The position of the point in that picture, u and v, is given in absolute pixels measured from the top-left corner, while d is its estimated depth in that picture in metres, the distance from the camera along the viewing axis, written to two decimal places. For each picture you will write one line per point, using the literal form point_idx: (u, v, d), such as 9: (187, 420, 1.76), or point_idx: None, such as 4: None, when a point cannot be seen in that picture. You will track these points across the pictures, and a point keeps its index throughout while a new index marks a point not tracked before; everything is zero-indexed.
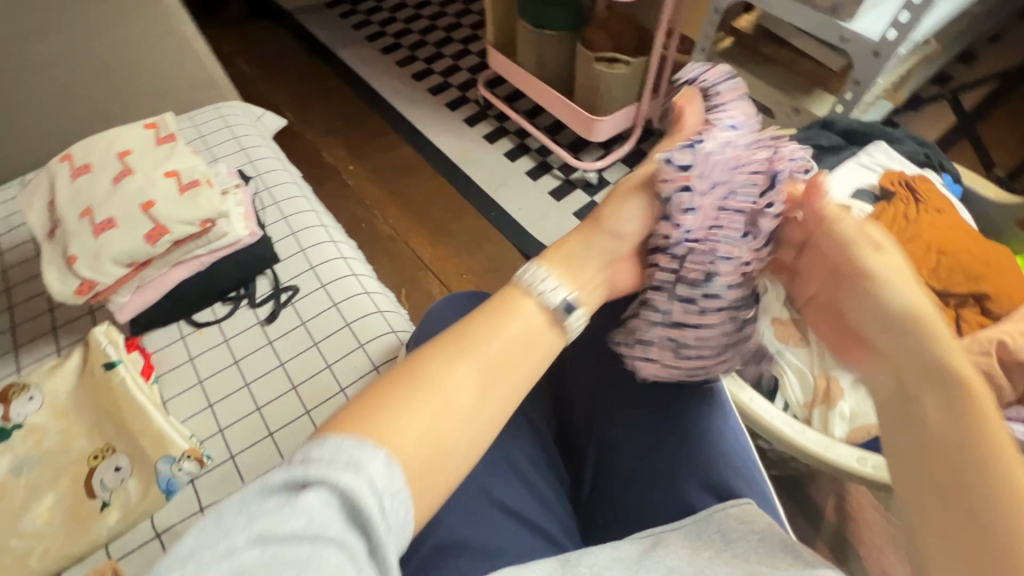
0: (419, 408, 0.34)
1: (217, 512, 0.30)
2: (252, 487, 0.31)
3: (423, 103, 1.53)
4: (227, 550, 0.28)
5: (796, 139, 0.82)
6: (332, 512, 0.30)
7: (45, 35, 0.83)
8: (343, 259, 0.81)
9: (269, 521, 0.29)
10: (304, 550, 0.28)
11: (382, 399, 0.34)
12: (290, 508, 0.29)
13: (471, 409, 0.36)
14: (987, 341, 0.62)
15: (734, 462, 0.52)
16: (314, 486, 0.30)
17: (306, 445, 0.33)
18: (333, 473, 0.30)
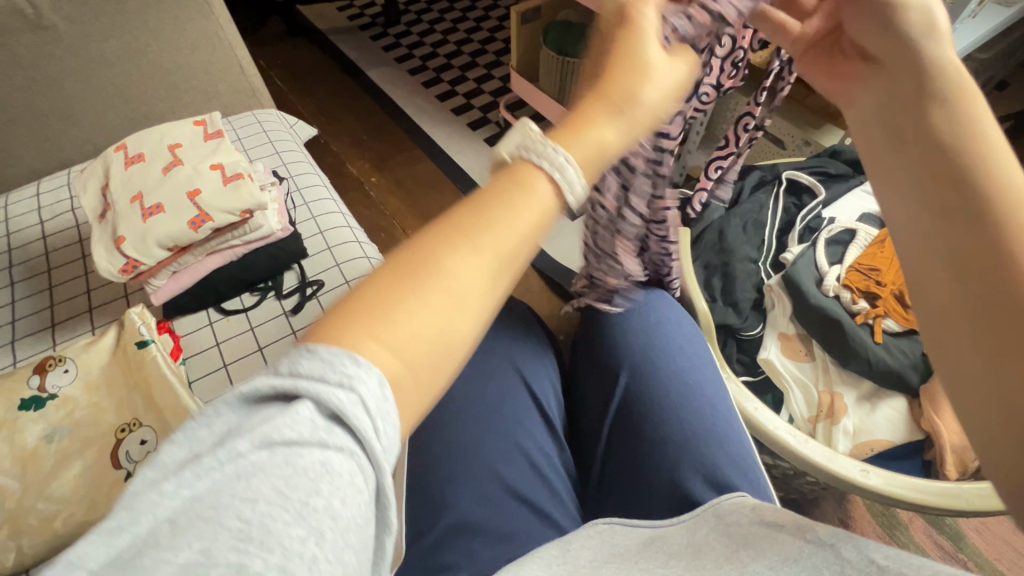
0: (417, 314, 0.29)
1: (208, 413, 0.27)
2: (234, 390, 0.27)
3: (446, 122, 1.60)
4: (217, 458, 0.25)
5: (805, 165, 0.87)
6: (331, 427, 0.26)
7: (105, 39, 0.89)
8: (367, 259, 0.84)
9: (268, 431, 0.25)
10: (309, 463, 0.25)
11: (370, 305, 0.29)
12: (285, 416, 0.26)
13: (477, 308, 0.31)
14: None
15: (736, 458, 0.55)
16: (298, 401, 0.26)
17: (293, 351, 0.28)
18: (321, 390, 0.26)
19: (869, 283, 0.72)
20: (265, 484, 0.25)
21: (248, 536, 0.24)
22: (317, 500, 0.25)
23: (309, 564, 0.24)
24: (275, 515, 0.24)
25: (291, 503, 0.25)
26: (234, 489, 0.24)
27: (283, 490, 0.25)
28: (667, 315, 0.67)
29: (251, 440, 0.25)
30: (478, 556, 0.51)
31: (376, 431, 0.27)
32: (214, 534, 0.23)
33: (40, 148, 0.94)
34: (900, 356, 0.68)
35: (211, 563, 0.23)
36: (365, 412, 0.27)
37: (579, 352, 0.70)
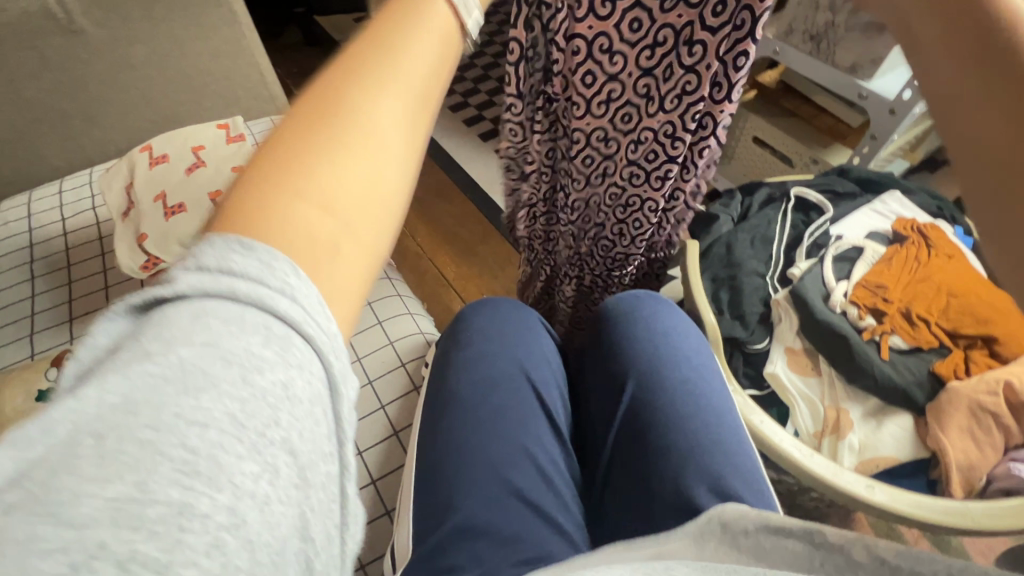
0: (339, 167, 0.29)
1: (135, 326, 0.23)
2: (159, 295, 0.23)
3: (458, 132, 1.62)
4: (155, 364, 0.21)
5: (813, 182, 0.88)
6: (290, 336, 0.23)
7: (132, 44, 0.91)
8: None
9: (214, 339, 0.22)
10: (269, 381, 0.22)
11: (284, 161, 0.29)
12: (229, 327, 0.23)
13: (399, 159, 0.32)
14: (995, 380, 0.65)
15: (741, 469, 0.56)
16: (225, 298, 0.23)
17: (209, 241, 0.25)
18: (272, 294, 0.24)
19: (876, 300, 0.72)
20: (219, 405, 0.21)
21: (195, 468, 0.20)
22: (278, 432, 0.22)
23: (266, 508, 0.20)
24: (229, 445, 0.20)
25: (247, 431, 0.21)
26: (179, 406, 0.21)
27: (239, 415, 0.21)
28: (674, 324, 0.69)
29: (192, 343, 0.22)
30: (484, 560, 0.51)
31: (336, 352, 0.25)
32: (150, 466, 0.19)
33: (64, 148, 0.96)
34: (906, 373, 0.68)
35: (145, 502, 0.18)
36: (320, 325, 0.25)
37: (586, 360, 0.71)
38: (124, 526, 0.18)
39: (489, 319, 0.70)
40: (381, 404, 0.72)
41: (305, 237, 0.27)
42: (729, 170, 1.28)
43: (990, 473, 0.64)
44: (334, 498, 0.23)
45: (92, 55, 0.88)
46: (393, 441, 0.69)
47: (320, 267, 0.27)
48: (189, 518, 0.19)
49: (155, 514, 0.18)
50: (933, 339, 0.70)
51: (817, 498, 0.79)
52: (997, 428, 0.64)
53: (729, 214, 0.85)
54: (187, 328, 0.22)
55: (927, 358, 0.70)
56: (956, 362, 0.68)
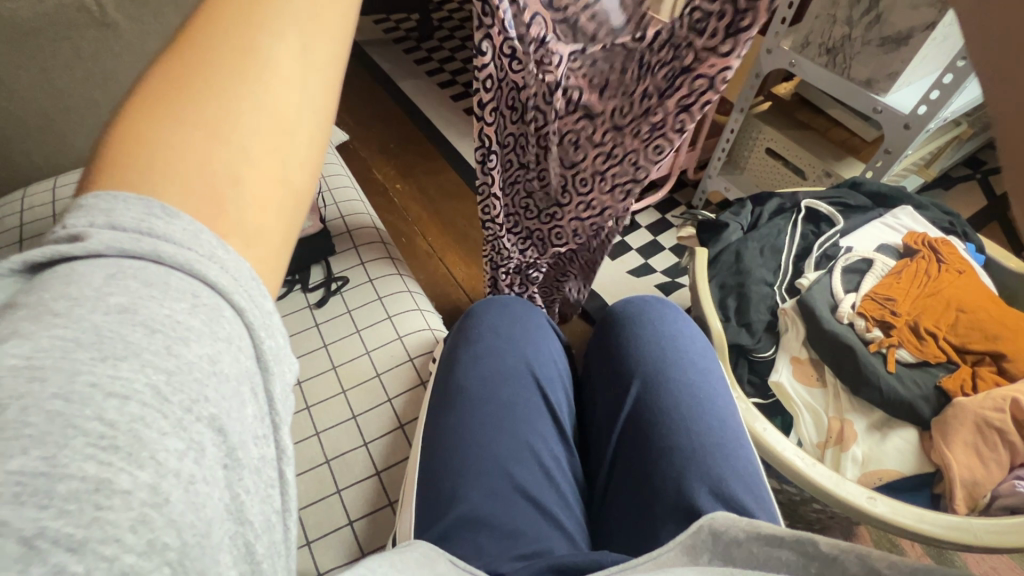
0: (230, 99, 0.30)
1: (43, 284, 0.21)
2: (70, 252, 0.22)
3: (472, 134, 1.64)
4: (66, 328, 0.20)
5: (824, 195, 0.88)
6: (222, 309, 0.23)
7: (160, 38, 0.94)
8: (391, 260, 0.87)
9: (135, 305, 0.21)
10: (195, 355, 0.21)
11: (169, 97, 0.29)
12: (154, 293, 0.22)
13: (298, 88, 0.32)
14: (1002, 397, 0.64)
15: (744, 475, 0.56)
16: (133, 259, 0.23)
17: (100, 200, 0.24)
18: (201, 261, 0.24)
19: (884, 313, 0.72)
20: (140, 375, 0.20)
21: (112, 443, 0.18)
22: (207, 409, 0.21)
23: (191, 488, 0.19)
24: (151, 420, 0.19)
25: (172, 406, 0.20)
26: (93, 373, 0.19)
27: (162, 387, 0.20)
28: (680, 330, 0.69)
29: (108, 306, 0.21)
30: (485, 551, 0.52)
31: (267, 330, 0.25)
32: (60, 440, 0.17)
33: (89, 136, 0.98)
34: (912, 387, 0.68)
35: (56, 477, 0.17)
36: (253, 299, 0.24)
37: (591, 362, 0.72)
38: (29, 503, 0.16)
39: (497, 316, 0.71)
40: (388, 398, 0.73)
41: (202, 167, 0.28)
42: (740, 180, 1.28)
43: (995, 491, 0.63)
44: (270, 482, 0.23)
45: (123, 48, 0.91)
46: (398, 434, 0.71)
47: (222, 199, 0.28)
48: (106, 494, 0.17)
49: (67, 490, 0.17)
50: (940, 354, 0.70)
51: (819, 510, 0.79)
52: (1003, 445, 0.63)
53: (739, 222, 0.85)
54: (105, 290, 0.21)
55: (934, 372, 0.70)
56: (963, 378, 0.68)
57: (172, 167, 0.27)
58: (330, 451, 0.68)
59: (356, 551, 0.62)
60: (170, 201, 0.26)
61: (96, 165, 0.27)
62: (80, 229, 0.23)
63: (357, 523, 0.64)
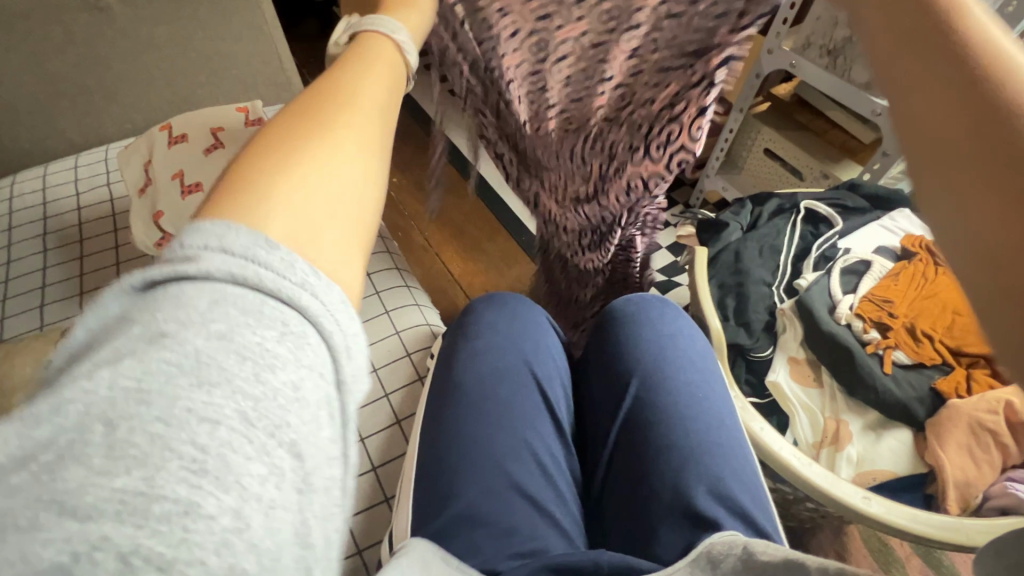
0: (336, 151, 0.31)
1: (142, 312, 0.22)
2: (182, 275, 0.22)
3: None
4: (172, 352, 0.21)
5: (823, 196, 0.88)
6: (307, 336, 0.23)
7: (156, 24, 0.92)
8: (389, 254, 0.86)
9: (234, 332, 0.22)
10: (280, 381, 0.22)
11: (277, 143, 0.30)
12: (254, 320, 0.22)
13: (375, 136, 0.33)
14: (995, 399, 0.65)
15: (742, 473, 0.56)
16: (237, 288, 0.23)
17: (207, 227, 0.24)
18: (291, 288, 0.23)
19: (881, 315, 0.73)
20: (230, 402, 0.20)
21: (202, 467, 0.19)
22: (289, 434, 0.21)
23: (269, 513, 0.20)
24: (238, 445, 0.20)
25: (256, 430, 0.21)
26: (192, 399, 0.20)
27: (249, 413, 0.21)
28: (680, 328, 0.69)
29: (204, 334, 0.21)
30: (482, 549, 0.52)
31: (347, 353, 0.24)
32: (158, 463, 0.19)
33: (82, 123, 0.96)
34: (907, 388, 0.69)
35: (152, 498, 0.18)
36: (340, 323, 0.24)
37: (590, 358, 0.72)
38: (128, 522, 0.17)
39: (497, 313, 0.70)
40: (385, 392, 0.73)
41: (309, 211, 0.28)
42: (738, 181, 1.29)
43: (986, 492, 0.64)
44: (337, 502, 0.23)
45: (116, 34, 0.89)
46: (395, 430, 0.70)
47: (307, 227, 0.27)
48: (193, 518, 0.18)
49: (161, 510, 0.18)
50: (936, 356, 0.70)
51: (811, 509, 0.79)
52: (994, 446, 0.65)
53: (738, 222, 0.86)
54: (208, 317, 0.22)
55: (929, 374, 0.70)
56: (958, 381, 0.68)
57: (284, 205, 0.27)
58: None
59: (352, 547, 0.61)
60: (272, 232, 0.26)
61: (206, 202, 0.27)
62: (195, 252, 0.23)
63: (352, 519, 0.63)
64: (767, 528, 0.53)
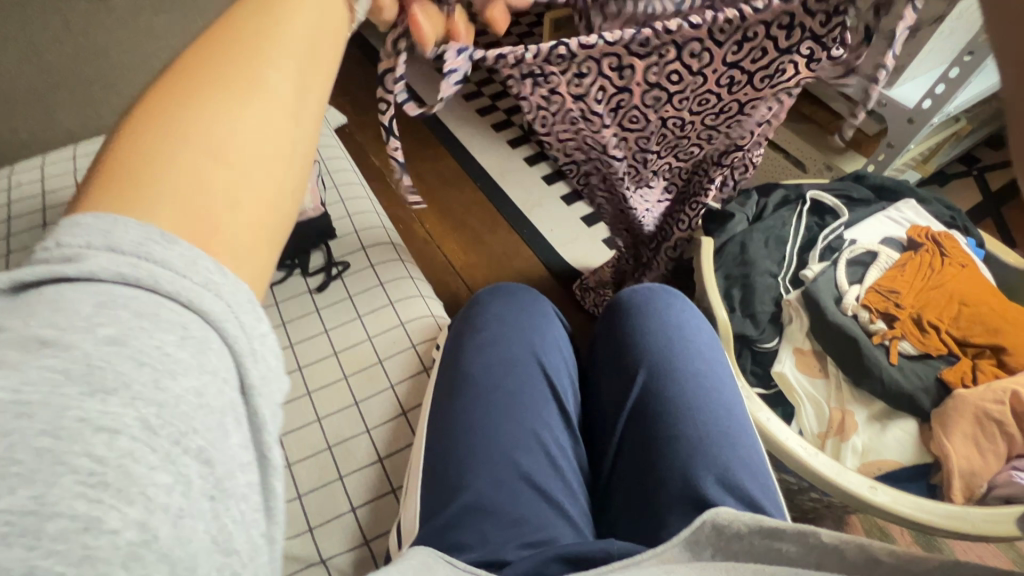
0: (225, 131, 0.32)
1: (42, 311, 0.23)
2: (70, 276, 0.24)
3: (472, 120, 1.61)
4: (58, 357, 0.21)
5: (829, 187, 0.88)
6: (208, 340, 0.24)
7: (155, 12, 0.91)
8: (393, 245, 0.85)
9: (125, 336, 0.23)
10: (181, 388, 0.23)
11: (169, 121, 0.31)
12: (144, 319, 0.24)
13: (283, 115, 0.34)
14: (1002, 389, 0.65)
15: (750, 462, 0.57)
16: (124, 282, 0.24)
17: (84, 220, 0.25)
18: (196, 290, 0.25)
19: (888, 305, 0.72)
20: (129, 410, 0.21)
21: (102, 480, 0.20)
22: (194, 442, 0.22)
23: (178, 522, 0.20)
24: (140, 455, 0.21)
25: (160, 439, 0.21)
26: (83, 409, 0.20)
27: (151, 421, 0.21)
28: (687, 318, 0.69)
29: (106, 330, 0.23)
30: (491, 539, 0.52)
31: (252, 355, 0.26)
32: (49, 478, 0.19)
33: (80, 113, 0.95)
34: (913, 378, 0.69)
35: (45, 516, 0.18)
36: (244, 326, 0.26)
37: (598, 349, 0.72)
38: (16, 544, 0.17)
39: (503, 303, 0.70)
40: (391, 383, 0.72)
41: (202, 199, 0.29)
42: None
43: (991, 481, 0.65)
44: (258, 506, 0.24)
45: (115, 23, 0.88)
46: (400, 421, 0.70)
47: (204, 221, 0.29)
48: (96, 534, 0.18)
49: (57, 528, 0.18)
50: (943, 346, 0.70)
51: (815, 499, 0.80)
52: (1001, 436, 0.65)
53: (744, 213, 0.85)
54: (95, 320, 0.23)
55: (935, 364, 0.70)
56: (964, 371, 0.69)
57: (183, 199, 0.29)
58: (331, 436, 0.68)
59: (358, 538, 0.61)
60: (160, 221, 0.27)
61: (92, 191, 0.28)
62: (76, 251, 0.24)
63: (359, 510, 0.63)
64: (775, 517, 0.53)
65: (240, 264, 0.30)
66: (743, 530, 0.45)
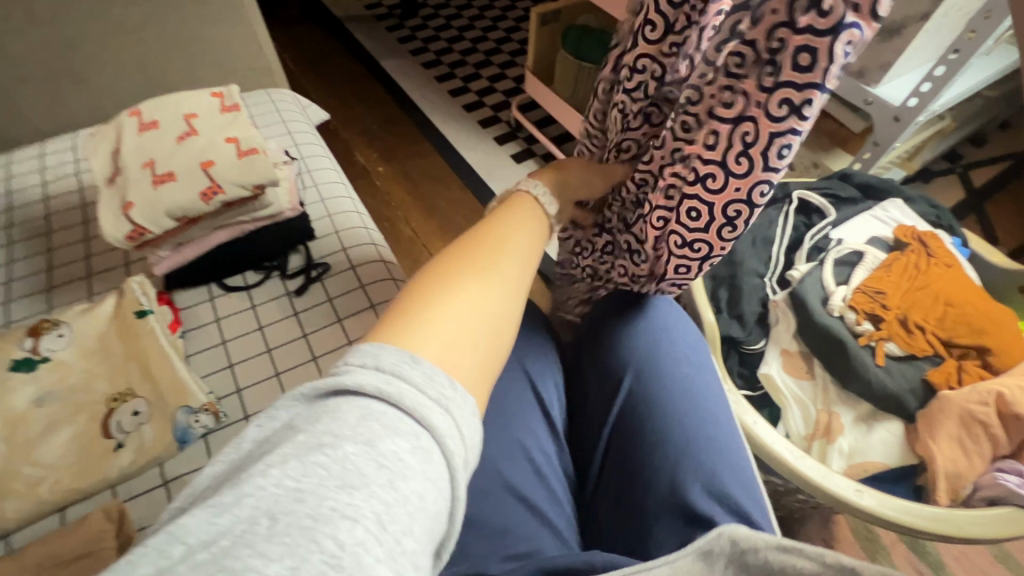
0: (474, 284, 0.38)
1: (307, 425, 0.28)
2: (347, 393, 0.29)
3: (457, 116, 1.58)
4: (326, 456, 0.27)
5: (816, 186, 0.87)
6: (431, 450, 0.29)
7: (125, 4, 0.87)
8: (373, 245, 0.82)
9: (376, 440, 0.28)
10: (408, 489, 0.27)
11: (429, 278, 0.39)
12: (401, 435, 0.29)
13: (515, 267, 0.42)
14: (987, 391, 0.65)
15: (736, 468, 0.56)
16: (384, 404, 0.29)
17: (362, 352, 0.31)
18: (428, 407, 0.30)
19: (875, 306, 0.72)
20: (368, 503, 0.26)
21: (338, 563, 0.24)
22: (408, 542, 0.26)
23: None
24: (370, 545, 0.25)
25: (387, 533, 0.26)
26: (336, 500, 0.26)
27: (382, 516, 0.26)
28: (674, 321, 0.68)
29: (355, 442, 0.28)
30: (474, 552, 0.50)
31: (462, 465, 0.30)
32: (306, 553, 0.24)
33: (47, 109, 0.91)
34: (899, 380, 0.68)
35: None
36: (461, 440, 0.30)
37: (582, 352, 0.71)
38: None
39: None
40: None
41: (453, 331, 0.35)
42: None
43: (976, 482, 0.65)
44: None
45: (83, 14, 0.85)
46: None
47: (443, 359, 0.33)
48: None
49: None
50: (929, 347, 0.70)
51: (802, 500, 0.79)
52: (985, 438, 0.64)
53: None
54: (357, 429, 0.28)
55: (921, 365, 0.70)
56: (949, 371, 0.68)
57: (429, 334, 0.34)
58: None
59: None
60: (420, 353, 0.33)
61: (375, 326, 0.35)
62: (355, 369, 0.30)
63: None
64: (762, 525, 0.53)
65: (472, 394, 0.33)
66: (760, 546, 0.43)
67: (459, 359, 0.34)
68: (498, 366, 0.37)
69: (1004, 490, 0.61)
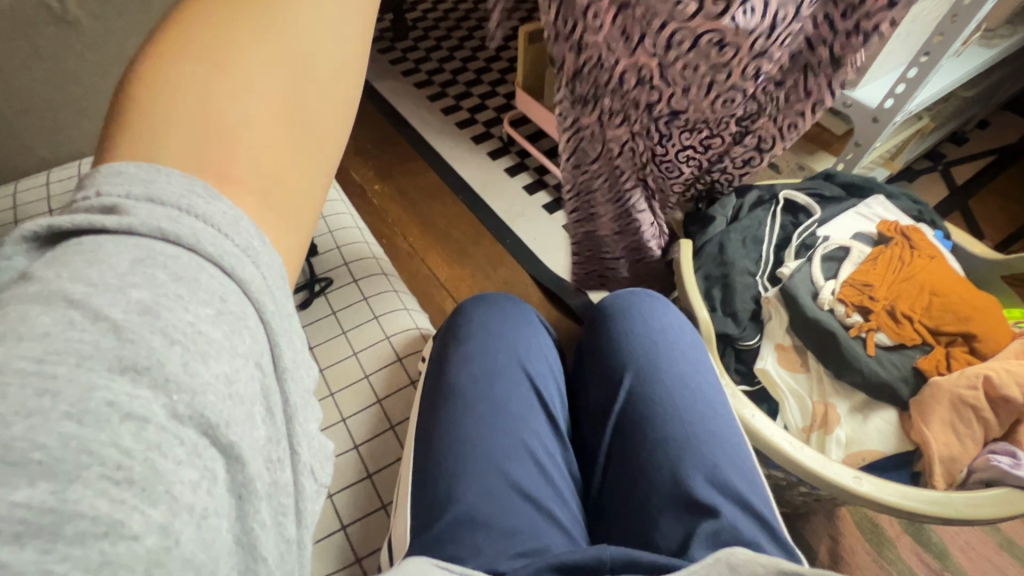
0: (243, 59, 0.33)
1: (40, 271, 0.24)
2: (108, 226, 0.25)
3: (451, 133, 1.61)
4: (78, 312, 0.23)
5: (801, 186, 0.90)
6: (242, 318, 0.26)
7: (129, 36, 0.91)
8: (375, 259, 0.85)
9: (157, 307, 0.24)
10: (214, 372, 0.24)
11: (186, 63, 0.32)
12: (188, 287, 0.25)
13: (313, 43, 0.35)
14: (975, 374, 0.67)
15: (738, 460, 0.57)
16: (150, 233, 0.25)
17: (99, 172, 0.27)
18: (234, 254, 0.27)
19: (864, 298, 0.74)
20: (155, 397, 0.22)
21: (127, 475, 0.21)
22: (227, 435, 0.24)
23: (202, 522, 0.22)
24: (167, 449, 0.22)
25: (186, 426, 0.23)
26: (110, 392, 0.21)
27: (178, 408, 0.23)
28: (669, 320, 0.70)
29: (133, 286, 0.24)
30: (483, 550, 0.51)
31: (267, 296, 0.28)
32: (74, 472, 0.20)
33: (52, 139, 0.94)
34: (891, 369, 0.70)
35: (65, 517, 0.19)
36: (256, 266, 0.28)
37: (583, 353, 0.73)
38: (30, 546, 0.18)
39: (487, 313, 0.70)
40: (378, 399, 0.72)
41: (222, 120, 0.31)
42: None
43: (971, 466, 0.66)
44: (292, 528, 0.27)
45: (87, 47, 0.88)
46: (389, 435, 0.69)
47: (228, 166, 0.30)
48: (115, 539, 0.20)
49: (75, 531, 0.19)
50: (917, 336, 0.72)
51: (805, 494, 0.80)
52: (977, 421, 0.66)
53: (723, 213, 0.86)
54: (128, 277, 0.24)
55: (910, 353, 0.72)
56: (938, 358, 0.71)
57: (179, 126, 0.30)
58: None
59: (350, 556, 0.60)
60: (186, 163, 0.29)
61: (111, 133, 0.30)
62: (118, 201, 0.26)
63: (350, 527, 0.62)
64: (765, 514, 0.54)
65: (275, 200, 0.32)
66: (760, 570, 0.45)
67: (246, 152, 0.32)
68: (310, 166, 0.35)
69: (997, 471, 0.62)
